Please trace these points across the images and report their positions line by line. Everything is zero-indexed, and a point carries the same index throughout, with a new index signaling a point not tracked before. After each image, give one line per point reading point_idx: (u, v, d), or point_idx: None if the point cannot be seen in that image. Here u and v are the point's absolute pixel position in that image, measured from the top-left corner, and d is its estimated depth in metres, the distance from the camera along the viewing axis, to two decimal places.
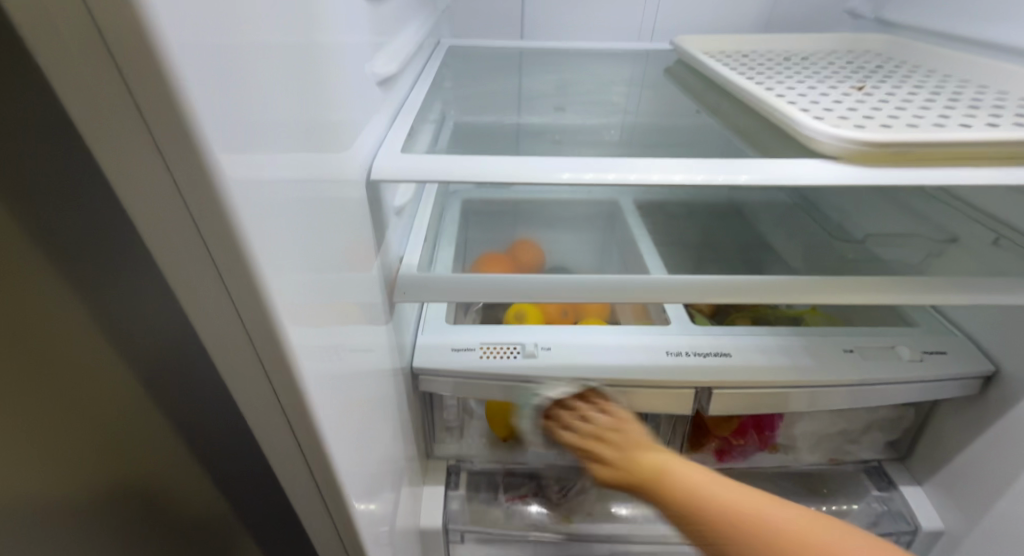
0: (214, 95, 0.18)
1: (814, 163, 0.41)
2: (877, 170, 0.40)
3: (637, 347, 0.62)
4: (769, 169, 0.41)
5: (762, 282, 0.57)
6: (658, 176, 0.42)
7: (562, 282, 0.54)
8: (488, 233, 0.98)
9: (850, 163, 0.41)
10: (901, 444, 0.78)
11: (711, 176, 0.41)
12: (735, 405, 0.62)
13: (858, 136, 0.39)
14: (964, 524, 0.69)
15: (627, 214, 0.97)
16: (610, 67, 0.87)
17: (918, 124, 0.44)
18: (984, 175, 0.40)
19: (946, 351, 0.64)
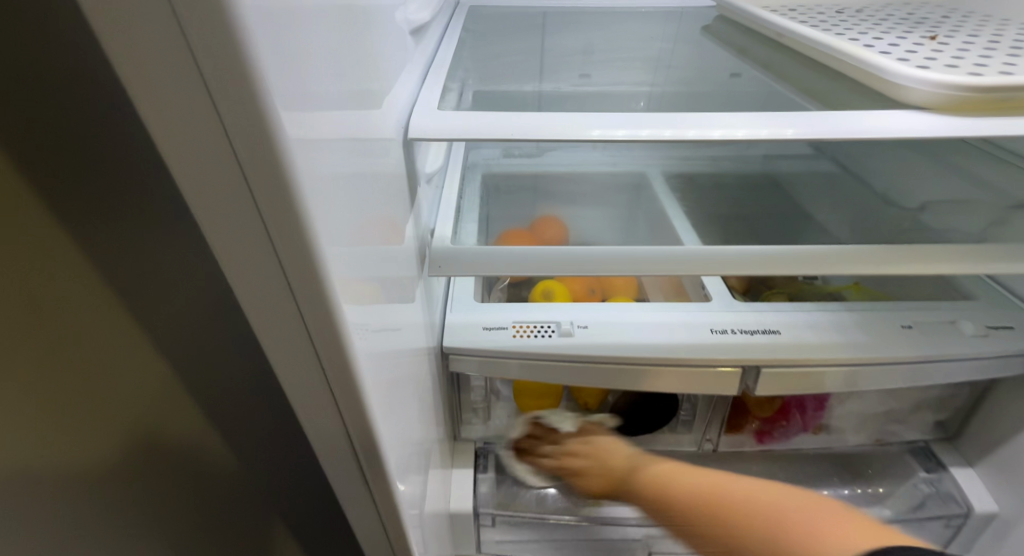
0: (273, 31, 0.15)
1: (899, 113, 0.37)
2: (973, 119, 0.35)
3: (678, 325, 0.59)
4: (847, 119, 0.37)
5: (821, 255, 0.53)
6: (724, 132, 0.38)
7: (603, 255, 0.50)
8: (510, 209, 0.93)
9: (940, 112, 0.36)
10: (949, 426, 0.75)
11: (783, 129, 0.37)
12: (783, 385, 0.58)
13: (954, 80, 0.35)
14: (1020, 506, 0.66)
15: (658, 189, 0.93)
16: (641, 28, 0.82)
17: (1014, 70, 0.39)
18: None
19: (1011, 327, 0.60)
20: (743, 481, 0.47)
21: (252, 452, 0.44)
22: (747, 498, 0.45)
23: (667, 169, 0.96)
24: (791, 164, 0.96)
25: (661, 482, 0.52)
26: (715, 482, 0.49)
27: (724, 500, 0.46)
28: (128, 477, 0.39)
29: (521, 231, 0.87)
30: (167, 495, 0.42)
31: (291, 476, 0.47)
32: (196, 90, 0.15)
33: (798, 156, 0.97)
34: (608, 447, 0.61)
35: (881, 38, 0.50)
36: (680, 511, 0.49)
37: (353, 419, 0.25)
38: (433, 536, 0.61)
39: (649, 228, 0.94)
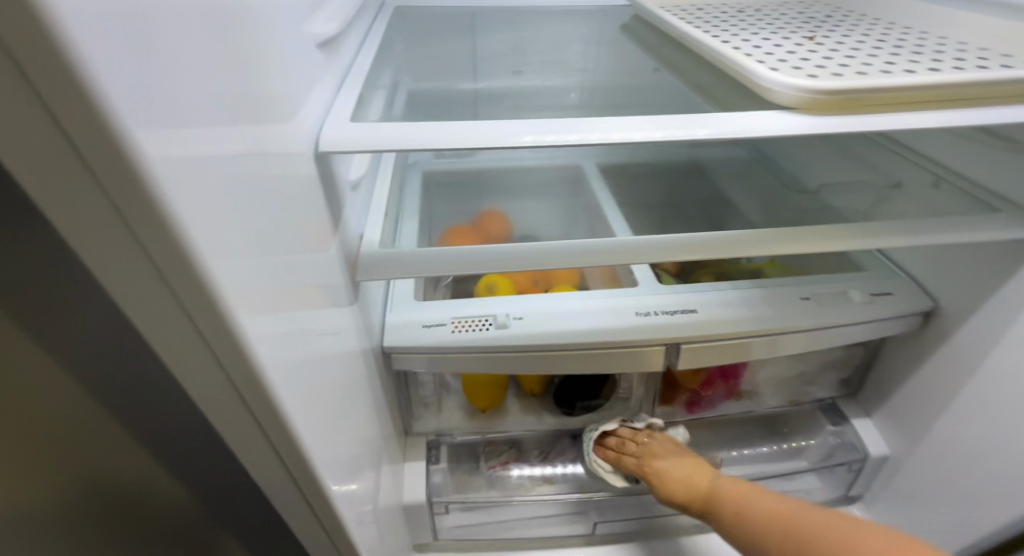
0: (123, 53, 0.15)
1: (770, 115, 0.42)
2: (829, 119, 0.41)
3: (606, 310, 0.63)
4: (726, 122, 0.42)
5: (728, 238, 0.57)
6: (622, 135, 0.41)
7: (530, 251, 0.53)
8: (452, 206, 0.96)
9: (804, 113, 0.41)
10: (852, 383, 0.85)
11: (672, 131, 0.41)
12: (702, 358, 0.64)
13: (811, 85, 0.40)
14: (907, 448, 0.77)
15: (591, 179, 0.97)
16: (565, 26, 0.85)
17: (867, 71, 0.45)
18: (928, 118, 0.41)
19: (892, 293, 0.68)
20: (761, 496, 0.61)
21: (190, 473, 0.46)
22: (794, 520, 0.55)
23: (600, 160, 1.01)
24: (712, 151, 1.03)
25: (739, 500, 0.62)
26: (744, 493, 0.62)
27: (794, 523, 0.55)
28: (64, 504, 0.42)
29: (465, 227, 0.89)
30: (106, 517, 0.45)
31: (229, 493, 0.50)
32: (38, 116, 0.15)
33: (719, 143, 1.04)
34: (662, 448, 0.71)
35: (767, 39, 0.55)
36: (746, 524, 0.59)
37: (272, 427, 0.27)
38: (388, 528, 0.63)
39: (586, 217, 0.98)
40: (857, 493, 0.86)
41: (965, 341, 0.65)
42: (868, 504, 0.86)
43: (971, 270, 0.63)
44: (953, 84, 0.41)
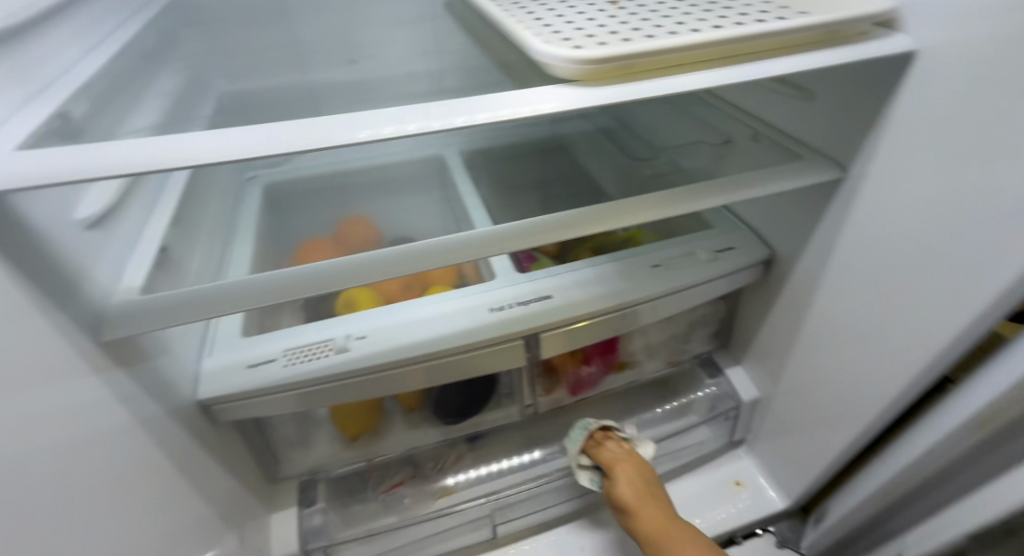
0: None
1: (551, 91, 0.39)
2: (608, 90, 0.39)
3: (458, 312, 0.60)
4: (505, 102, 0.38)
5: (553, 223, 0.55)
6: (398, 128, 0.36)
7: (341, 269, 0.47)
8: (306, 215, 0.88)
9: (585, 85, 0.39)
10: (721, 335, 0.90)
11: (444, 121, 0.37)
12: (563, 343, 0.63)
13: (582, 55, 0.37)
14: (770, 388, 0.83)
15: (454, 168, 0.93)
16: (386, 11, 0.79)
17: (648, 34, 0.43)
18: (703, 79, 0.40)
19: (733, 248, 0.72)
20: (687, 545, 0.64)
21: None
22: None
23: (458, 149, 0.97)
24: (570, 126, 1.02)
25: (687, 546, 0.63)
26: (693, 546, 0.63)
27: None
28: None
29: (322, 239, 0.82)
30: None
31: None
32: None
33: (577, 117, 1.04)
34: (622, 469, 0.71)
35: (571, 6, 0.53)
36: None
37: None
38: None
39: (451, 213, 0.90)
40: (740, 436, 0.91)
41: (801, 283, 0.69)
42: (750, 445, 0.92)
43: (797, 216, 0.66)
44: (722, 41, 0.40)
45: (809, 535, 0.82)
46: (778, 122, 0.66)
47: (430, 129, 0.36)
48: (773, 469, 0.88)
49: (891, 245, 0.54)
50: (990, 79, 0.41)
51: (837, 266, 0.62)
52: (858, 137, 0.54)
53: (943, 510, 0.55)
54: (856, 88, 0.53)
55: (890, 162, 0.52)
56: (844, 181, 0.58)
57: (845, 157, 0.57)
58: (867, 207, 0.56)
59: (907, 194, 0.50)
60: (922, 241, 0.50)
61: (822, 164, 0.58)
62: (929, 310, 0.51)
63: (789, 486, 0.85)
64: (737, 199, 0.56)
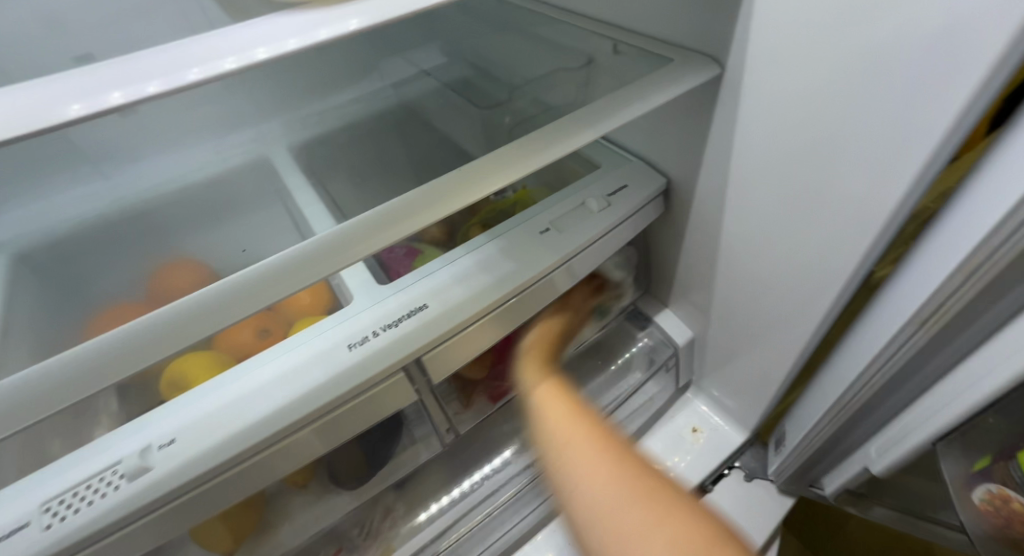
0: None
1: (262, 22, 0.28)
2: (354, 11, 0.28)
3: (302, 364, 0.44)
4: (202, 48, 0.26)
5: (410, 205, 0.44)
6: (43, 113, 0.23)
7: (149, 338, 0.38)
8: (106, 271, 0.60)
9: (322, 4, 0.28)
10: (641, 281, 0.81)
11: (102, 95, 0.24)
12: (455, 359, 0.50)
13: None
14: (703, 324, 0.76)
15: (281, 169, 0.70)
16: None
17: None
18: None
19: (626, 186, 0.63)
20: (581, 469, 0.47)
21: None
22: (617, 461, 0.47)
23: (284, 138, 0.75)
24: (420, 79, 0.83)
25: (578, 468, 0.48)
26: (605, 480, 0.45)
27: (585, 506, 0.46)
28: None
29: (136, 303, 0.56)
30: None
31: None
32: None
33: (428, 65, 0.83)
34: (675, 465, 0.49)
35: None
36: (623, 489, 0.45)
37: None
38: None
39: (290, 225, 0.67)
40: (685, 382, 0.84)
41: (705, 204, 0.62)
42: (697, 386, 0.86)
43: (685, 132, 0.58)
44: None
45: (774, 461, 0.76)
46: (638, 25, 0.56)
47: (75, 114, 0.23)
48: (725, 404, 0.82)
49: (792, 137, 0.46)
50: None
51: (736, 175, 0.55)
52: (733, 20, 0.46)
53: (899, 419, 0.50)
54: None
55: (765, 39, 0.44)
56: (720, 79, 0.50)
57: (716, 47, 0.49)
58: (757, 98, 0.48)
59: (788, 69, 0.44)
60: (821, 122, 0.43)
61: (696, 63, 0.49)
62: (850, 200, 0.45)
63: (744, 417, 0.80)
64: (612, 126, 0.46)
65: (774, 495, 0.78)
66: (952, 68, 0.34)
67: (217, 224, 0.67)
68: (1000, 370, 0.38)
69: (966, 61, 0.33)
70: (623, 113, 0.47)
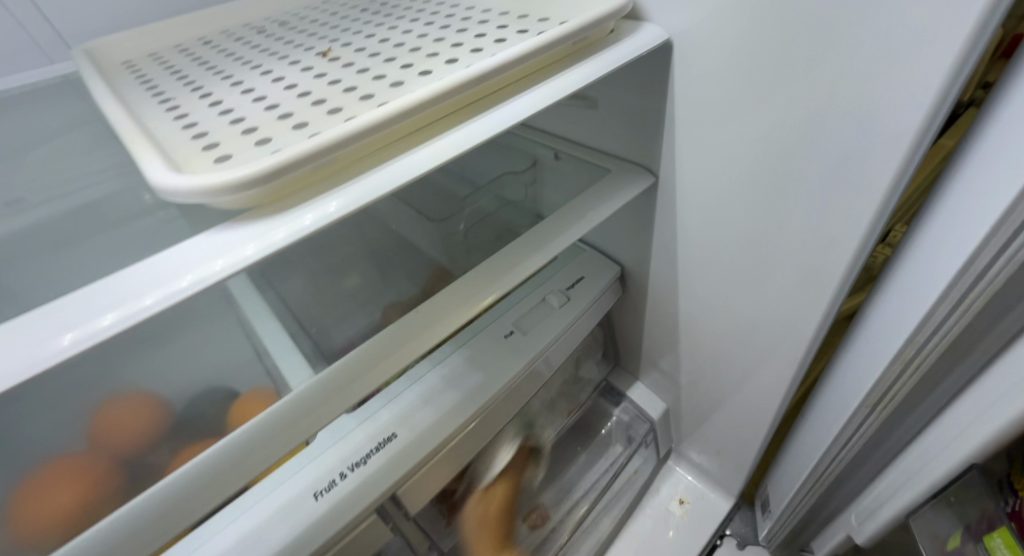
0: None
1: (218, 230, 0.28)
2: (297, 211, 0.29)
3: (274, 519, 0.43)
4: (183, 256, 0.27)
5: (378, 346, 0.47)
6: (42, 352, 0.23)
7: (137, 529, 0.39)
8: None
9: (268, 208, 0.29)
10: (610, 358, 0.83)
11: (92, 321, 0.24)
12: (431, 485, 0.49)
13: (254, 172, 0.26)
14: (674, 395, 0.78)
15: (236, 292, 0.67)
16: None
17: (349, 104, 0.34)
18: (437, 149, 0.32)
19: (583, 277, 0.65)
20: None
21: None
22: None
23: None
24: None
25: None
26: None
27: None
28: None
29: (77, 456, 0.50)
30: None
31: None
32: None
33: None
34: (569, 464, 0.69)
35: (268, 75, 0.41)
36: None
37: None
38: None
39: (252, 348, 0.65)
40: (666, 451, 0.85)
41: (660, 288, 0.64)
42: (678, 453, 0.86)
43: (632, 226, 0.61)
44: (444, 95, 0.32)
45: (763, 526, 0.75)
46: (576, 135, 0.60)
47: (67, 348, 0.23)
48: (706, 469, 0.82)
49: (731, 239, 0.50)
50: (757, 53, 0.38)
51: (685, 264, 0.58)
52: (658, 137, 0.49)
53: (872, 491, 0.52)
54: (632, 87, 0.48)
55: (692, 156, 0.48)
56: (656, 184, 0.53)
57: (648, 158, 0.52)
58: (690, 203, 0.51)
59: (716, 182, 0.47)
60: (757, 229, 0.47)
61: (630, 172, 0.54)
62: (790, 291, 0.48)
63: (727, 481, 0.80)
64: (557, 249, 0.50)
65: None
66: (868, 192, 0.37)
67: (175, 353, 0.63)
68: (952, 452, 0.40)
69: (874, 187, 0.37)
70: (568, 233, 0.51)
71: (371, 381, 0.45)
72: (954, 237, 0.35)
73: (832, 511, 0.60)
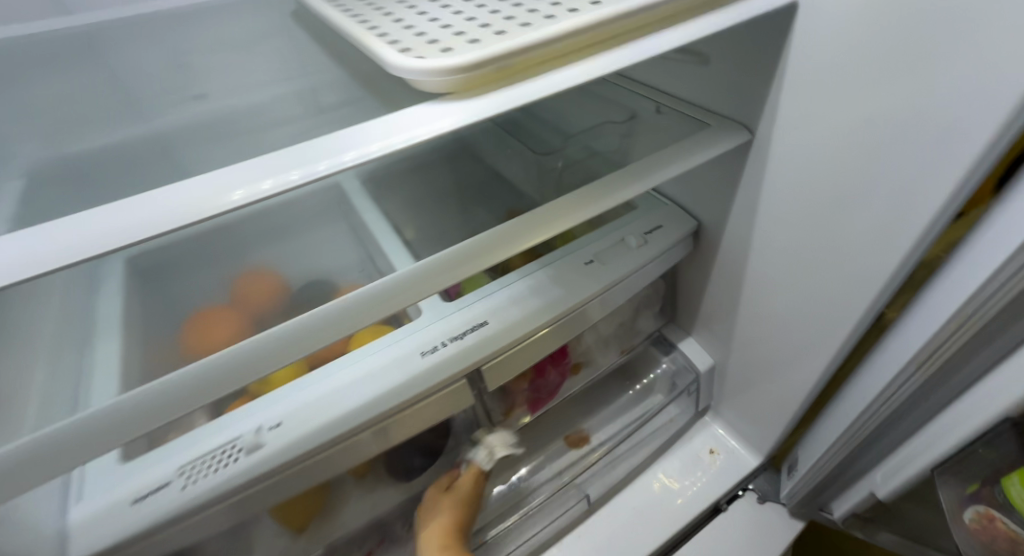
0: None
1: (414, 110, 0.36)
2: (484, 99, 0.36)
3: (386, 367, 0.52)
4: (378, 127, 0.35)
5: (502, 234, 0.52)
6: (247, 192, 0.31)
7: (296, 337, 0.45)
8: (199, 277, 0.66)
9: (458, 96, 0.36)
10: (668, 312, 0.89)
11: (310, 166, 0.32)
12: (508, 368, 0.57)
13: (449, 65, 0.34)
14: (723, 353, 0.83)
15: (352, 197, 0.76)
16: (243, 40, 0.68)
17: (508, 25, 0.40)
18: (591, 67, 0.39)
19: (661, 226, 0.70)
20: None
21: None
22: None
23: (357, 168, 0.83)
24: None
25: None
26: None
27: None
28: None
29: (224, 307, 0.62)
30: None
31: None
32: None
33: None
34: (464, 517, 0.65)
35: None
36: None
37: None
38: None
39: (362, 246, 0.75)
40: (704, 405, 0.90)
41: (730, 245, 0.69)
42: (715, 410, 0.91)
43: (716, 182, 0.65)
44: (604, 23, 0.38)
45: (786, 485, 0.80)
46: (680, 90, 0.65)
47: (267, 191, 0.31)
48: (741, 428, 0.88)
49: (809, 204, 0.54)
50: (876, 21, 0.41)
51: (762, 223, 0.62)
52: (761, 95, 0.54)
53: (900, 450, 0.56)
54: (747, 46, 0.53)
55: (793, 115, 0.51)
56: (750, 142, 0.58)
57: (748, 117, 0.57)
58: (780, 162, 0.55)
59: (809, 143, 0.51)
60: (836, 197, 0.51)
61: (728, 128, 0.58)
62: (857, 257, 0.51)
63: (759, 441, 0.85)
64: (648, 186, 0.55)
65: (786, 517, 0.83)
66: (945, 168, 0.40)
67: (302, 239, 0.74)
68: (984, 408, 0.44)
69: (951, 163, 0.40)
70: (660, 174, 0.55)
71: (494, 262, 0.50)
72: (1017, 215, 0.38)
73: (858, 471, 0.65)
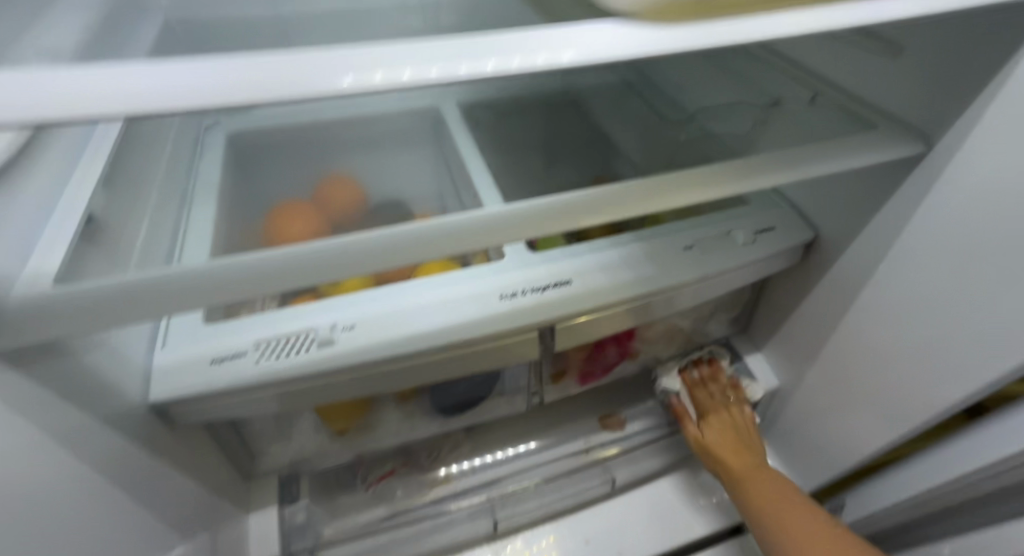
0: None
1: (604, 22, 0.30)
2: (679, 27, 0.31)
3: (463, 299, 0.51)
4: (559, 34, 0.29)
5: (643, 188, 0.45)
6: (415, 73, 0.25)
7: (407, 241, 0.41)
8: (289, 172, 0.68)
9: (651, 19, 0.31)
10: (742, 320, 0.84)
11: (480, 63, 0.26)
12: (583, 334, 0.55)
13: None
14: (793, 377, 0.78)
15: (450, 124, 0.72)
16: None
17: None
18: (807, 19, 0.33)
19: (774, 228, 0.64)
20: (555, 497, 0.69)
21: None
22: None
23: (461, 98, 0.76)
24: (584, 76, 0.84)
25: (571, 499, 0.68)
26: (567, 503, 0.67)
27: None
28: None
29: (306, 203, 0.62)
30: None
31: None
32: None
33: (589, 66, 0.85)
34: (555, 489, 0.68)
35: None
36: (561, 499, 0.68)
37: None
38: None
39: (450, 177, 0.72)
40: None
41: (847, 266, 0.63)
42: (762, 432, 0.87)
43: (858, 193, 0.59)
44: None
45: None
46: (849, 81, 0.57)
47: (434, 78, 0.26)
48: (786, 457, 0.83)
49: (976, 242, 0.47)
50: None
51: (899, 251, 0.56)
52: (958, 104, 0.46)
53: None
54: (961, 42, 0.45)
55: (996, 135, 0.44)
56: (923, 155, 0.51)
57: (931, 127, 0.49)
58: (956, 187, 0.48)
59: (1006, 174, 0.44)
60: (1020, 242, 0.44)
61: (900, 134, 0.51)
62: None
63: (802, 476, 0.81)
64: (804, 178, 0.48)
65: None
66: None
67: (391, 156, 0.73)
68: None
69: None
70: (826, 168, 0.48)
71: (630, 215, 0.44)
72: None
73: None
